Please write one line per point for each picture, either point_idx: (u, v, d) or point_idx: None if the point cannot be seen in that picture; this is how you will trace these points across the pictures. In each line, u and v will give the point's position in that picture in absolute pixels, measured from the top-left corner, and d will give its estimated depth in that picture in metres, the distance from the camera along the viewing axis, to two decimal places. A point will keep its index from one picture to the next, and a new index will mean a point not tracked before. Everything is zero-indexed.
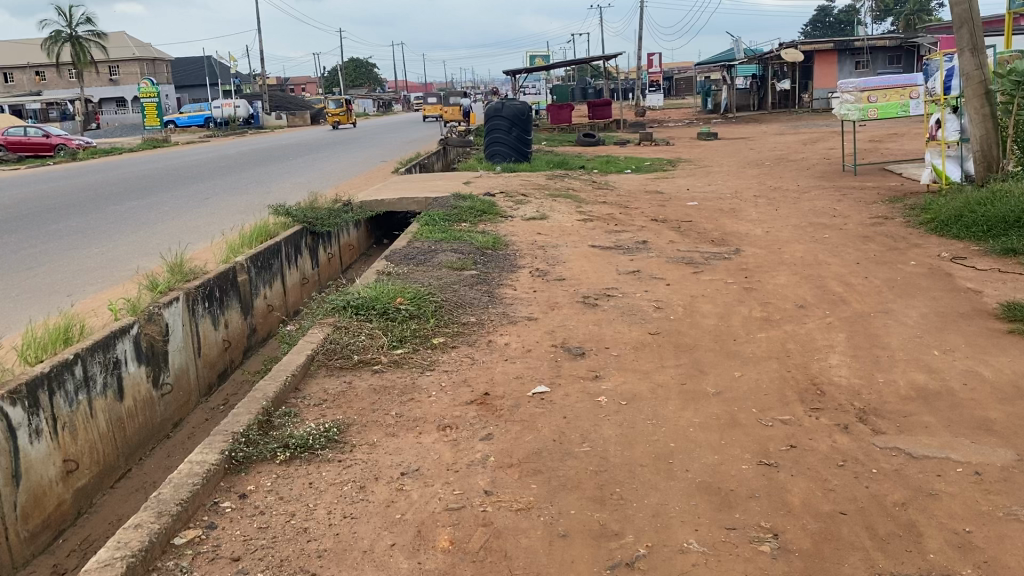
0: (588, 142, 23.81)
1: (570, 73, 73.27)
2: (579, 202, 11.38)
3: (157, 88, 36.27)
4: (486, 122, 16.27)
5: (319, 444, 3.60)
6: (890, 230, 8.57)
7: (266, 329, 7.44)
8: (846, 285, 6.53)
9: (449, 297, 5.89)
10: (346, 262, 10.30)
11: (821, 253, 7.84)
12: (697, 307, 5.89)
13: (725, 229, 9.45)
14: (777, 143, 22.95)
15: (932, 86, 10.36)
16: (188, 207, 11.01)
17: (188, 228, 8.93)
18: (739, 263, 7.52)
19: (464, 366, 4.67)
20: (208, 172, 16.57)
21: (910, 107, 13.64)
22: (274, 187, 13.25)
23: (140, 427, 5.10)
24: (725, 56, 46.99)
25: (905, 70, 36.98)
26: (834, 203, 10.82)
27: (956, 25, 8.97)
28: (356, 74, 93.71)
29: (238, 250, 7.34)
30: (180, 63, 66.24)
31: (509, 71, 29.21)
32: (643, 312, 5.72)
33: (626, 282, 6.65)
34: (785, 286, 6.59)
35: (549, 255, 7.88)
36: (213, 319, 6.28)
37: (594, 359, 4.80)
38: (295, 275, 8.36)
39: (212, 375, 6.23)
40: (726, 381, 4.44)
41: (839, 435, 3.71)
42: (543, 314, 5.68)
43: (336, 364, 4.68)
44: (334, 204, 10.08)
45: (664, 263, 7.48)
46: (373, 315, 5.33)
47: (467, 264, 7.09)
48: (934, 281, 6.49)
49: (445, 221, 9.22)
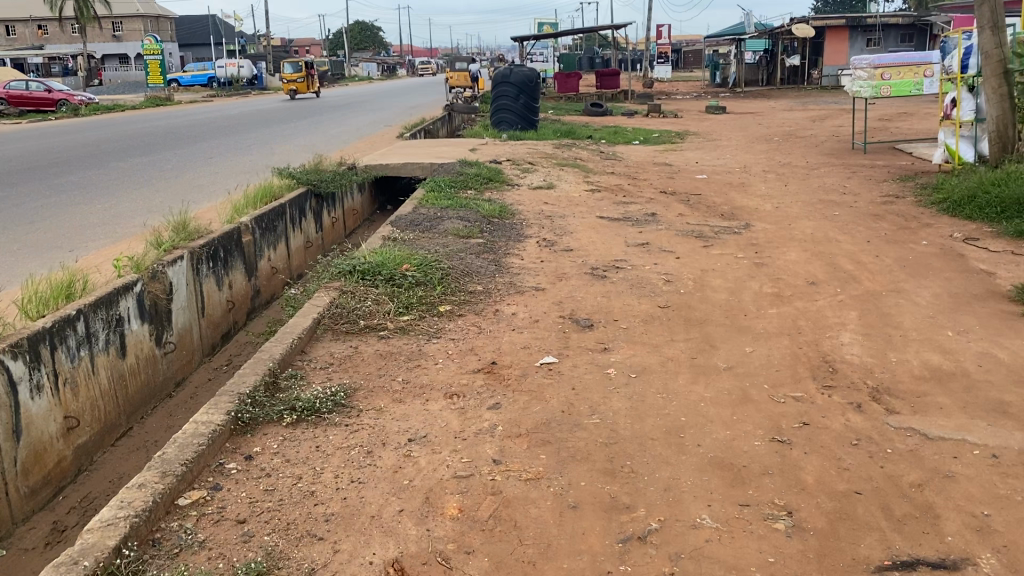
0: (595, 112, 23.62)
1: (578, 43, 72.64)
2: (586, 172, 11.27)
3: (161, 45, 35.89)
4: (493, 89, 16.08)
5: (325, 408, 3.55)
6: (902, 209, 8.48)
7: (270, 291, 7.37)
8: (857, 263, 6.45)
9: (456, 264, 5.81)
10: (350, 227, 10.21)
11: (831, 230, 7.76)
12: (707, 282, 5.82)
13: (734, 203, 9.36)
14: (785, 119, 22.75)
15: (948, 64, 10.17)
16: (191, 166, 10.89)
17: (191, 187, 8.82)
18: (749, 238, 7.43)
19: (472, 334, 4.61)
20: (211, 132, 16.41)
21: (923, 86, 13.47)
22: (278, 149, 13.11)
23: (142, 386, 5.05)
24: (735, 29, 46.51)
25: (917, 48, 36.60)
26: (844, 180, 10.72)
27: (977, 2, 8.76)
28: (361, 36, 92.50)
29: (242, 210, 7.26)
30: (184, 21, 65.61)
31: (517, 38, 28.92)
32: (652, 285, 5.65)
33: (634, 254, 6.57)
34: (796, 262, 6.51)
35: (557, 225, 7.80)
36: (216, 279, 6.21)
37: (603, 331, 4.74)
38: (298, 237, 8.28)
39: (215, 336, 6.17)
40: (738, 357, 4.38)
41: (852, 414, 3.66)
42: (552, 285, 5.61)
43: (342, 328, 4.61)
44: (339, 168, 9.96)
45: (673, 236, 7.40)
46: (379, 281, 5.25)
47: (474, 232, 7.01)
48: (946, 261, 6.42)
49: (451, 188, 9.12)
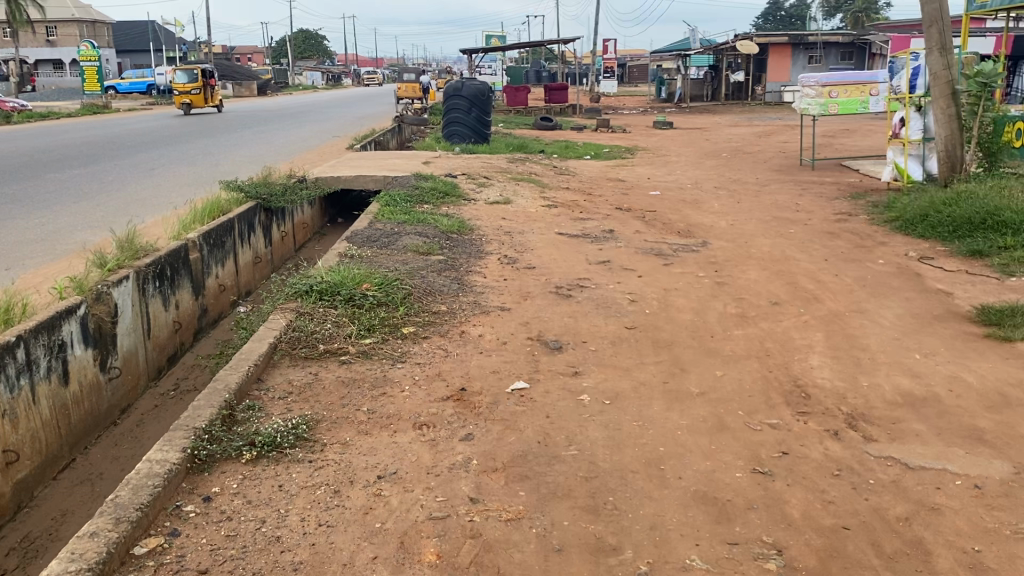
0: (545, 126, 23.65)
1: (525, 56, 72.91)
2: (541, 187, 11.19)
3: (99, 52, 34.90)
4: (444, 102, 15.95)
5: (288, 442, 3.36)
6: (856, 227, 8.56)
7: (218, 310, 7.11)
8: (818, 282, 6.46)
9: (417, 283, 5.65)
10: (300, 241, 9.95)
11: (789, 248, 7.78)
12: (672, 301, 5.74)
13: (690, 220, 9.36)
14: (732, 135, 23.00)
15: (897, 84, 10.32)
16: (133, 178, 10.52)
17: (135, 200, 8.50)
18: (708, 256, 7.40)
19: (437, 359, 4.45)
20: (153, 142, 15.95)
21: (870, 104, 13.71)
22: (224, 160, 12.78)
23: (85, 414, 4.78)
24: (681, 45, 47.19)
25: (857, 67, 37.52)
26: (796, 197, 10.83)
27: (926, 24, 8.89)
28: (307, 46, 91.38)
29: (190, 226, 6.99)
30: (123, 28, 64.13)
31: (466, 51, 28.86)
32: (617, 306, 5.56)
33: (596, 273, 6.48)
34: (757, 281, 6.49)
35: (516, 241, 7.68)
36: (163, 299, 5.95)
37: (571, 354, 4.62)
38: (248, 253, 8.01)
39: (161, 359, 5.90)
40: (709, 381, 4.30)
41: (830, 441, 3.60)
42: (516, 305, 5.48)
43: (300, 353, 4.41)
44: (289, 180, 9.71)
45: (633, 254, 7.34)
46: (337, 302, 5.06)
47: (433, 249, 6.86)
48: (904, 281, 6.46)
49: (406, 202, 8.94)
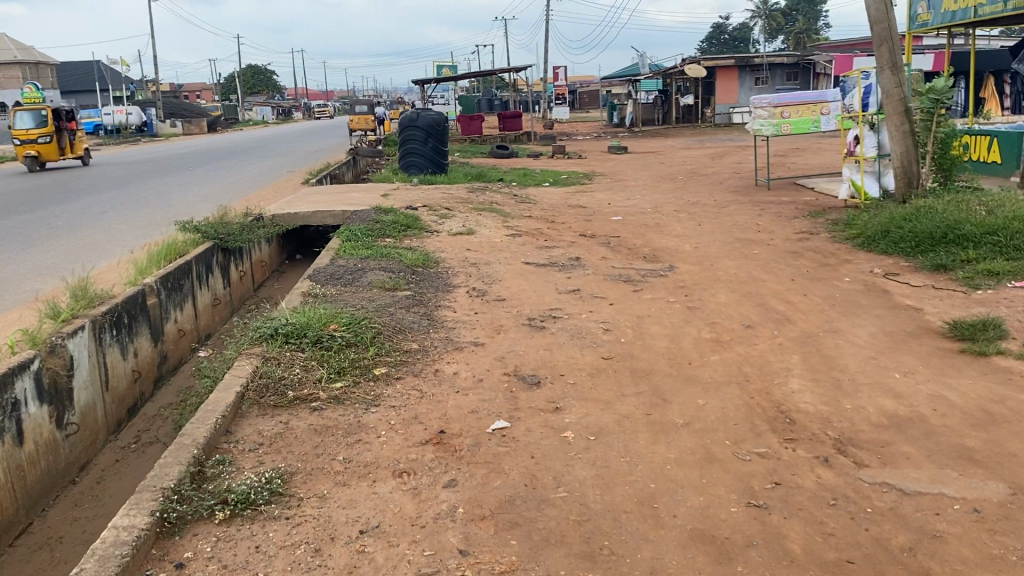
0: (501, 154, 23.69)
1: (475, 85, 73.32)
2: (503, 216, 11.12)
3: (42, 94, 34.20)
4: (400, 133, 15.86)
5: (262, 498, 3.19)
6: (819, 245, 8.61)
7: (178, 355, 6.86)
8: (788, 303, 6.44)
9: (386, 321, 5.51)
10: (259, 279, 9.73)
11: (755, 269, 7.78)
12: (646, 329, 5.66)
13: (654, 244, 9.34)
14: (687, 157, 23.27)
15: (849, 102, 10.47)
16: (83, 222, 10.22)
17: (86, 245, 8.24)
18: (676, 280, 7.36)
19: (413, 400, 4.30)
20: (102, 184, 15.58)
21: (821, 123, 13.93)
22: (177, 200, 12.51)
23: (42, 475, 4.54)
24: (630, 70, 47.83)
25: (802, 87, 38.31)
26: (756, 217, 10.90)
27: (875, 43, 9.03)
28: (256, 81, 90.87)
29: (146, 270, 6.76)
30: (67, 68, 63.17)
31: (419, 82, 28.86)
32: (591, 335, 5.47)
33: (567, 302, 6.39)
34: (728, 304, 6.46)
35: (483, 273, 7.58)
36: (121, 348, 5.72)
37: (550, 389, 4.51)
38: (206, 296, 7.78)
39: (121, 410, 5.66)
40: (693, 410, 4.20)
41: (822, 469, 3.53)
42: (489, 339, 5.36)
43: (269, 402, 4.23)
44: (246, 219, 9.50)
45: (602, 281, 7.27)
46: (304, 344, 4.89)
47: (400, 284, 6.71)
48: (872, 298, 6.48)
49: (368, 237, 8.80)
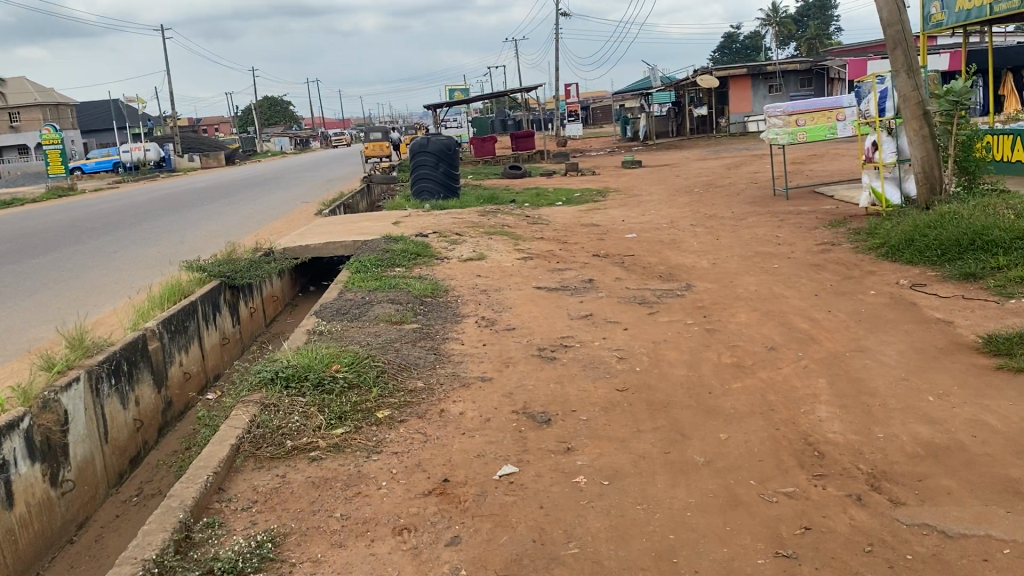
0: (515, 174, 23.54)
1: (488, 106, 73.47)
2: (515, 239, 10.91)
3: (59, 135, 34.54)
4: (411, 159, 15.73)
5: (251, 567, 2.98)
6: (841, 256, 8.32)
7: (185, 400, 6.69)
8: (811, 321, 6.17)
9: (391, 358, 5.29)
10: (270, 315, 9.57)
11: (775, 284, 7.51)
12: (662, 355, 5.41)
13: (670, 262, 9.09)
14: (702, 169, 23.00)
15: (865, 108, 10.22)
16: (92, 264, 10.14)
17: (92, 289, 8.11)
18: (694, 300, 7.10)
19: (417, 445, 4.07)
20: (116, 222, 15.57)
21: (837, 129, 13.64)
22: (188, 236, 12.44)
23: (35, 537, 4.37)
24: (642, 84, 47.67)
25: (817, 92, 37.94)
26: (775, 229, 10.63)
27: (889, 46, 8.77)
28: (271, 113, 91.60)
29: (148, 314, 6.60)
30: (86, 109, 64.04)
31: (430, 106, 28.82)
32: (605, 365, 5.23)
33: (580, 329, 6.15)
34: (748, 325, 6.19)
35: (493, 300, 7.36)
36: (120, 397, 5.55)
37: (561, 427, 4.26)
38: (213, 335, 7.62)
39: (122, 461, 5.48)
40: (714, 447, 3.95)
41: (855, 509, 3.26)
42: (498, 373, 5.12)
43: (266, 453, 4.01)
44: (255, 255, 9.36)
45: (616, 304, 7.04)
46: (306, 388, 4.67)
47: (407, 317, 6.51)
48: (900, 312, 6.19)
49: (376, 267, 8.62)
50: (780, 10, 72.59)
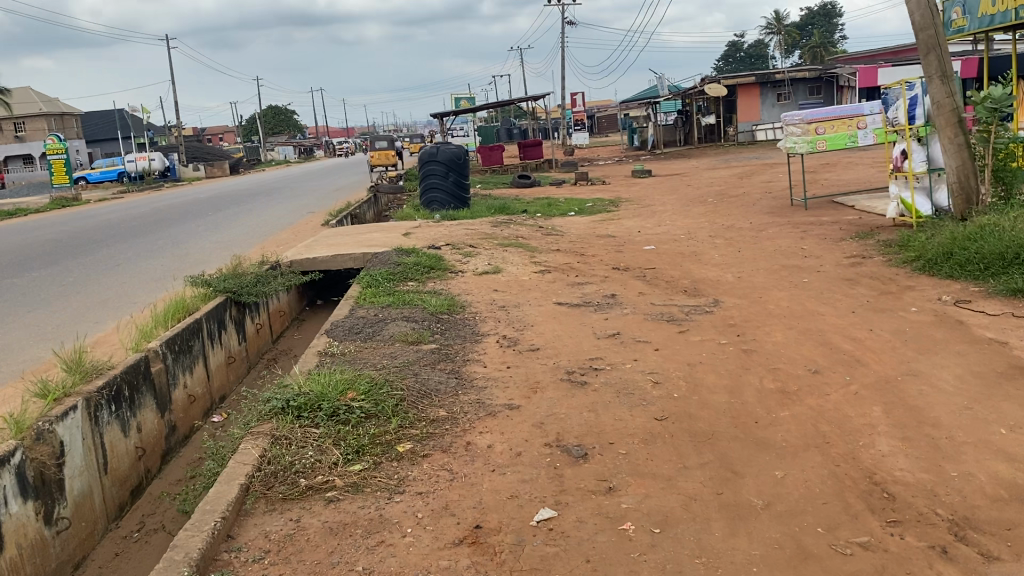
0: (524, 184, 23.24)
1: (494, 115, 73.32)
2: (530, 251, 10.57)
3: (64, 144, 34.20)
4: (420, 168, 15.40)
5: None
6: (874, 270, 7.98)
7: (188, 424, 6.34)
8: (854, 341, 5.81)
9: (410, 384, 4.94)
10: (277, 330, 9.21)
11: (809, 300, 7.16)
12: (700, 379, 5.06)
13: (694, 276, 8.74)
14: (714, 178, 22.67)
15: (892, 116, 9.88)
16: (95, 278, 9.82)
17: (93, 306, 7.77)
18: (725, 316, 6.75)
19: (443, 485, 3.72)
20: (120, 234, 15.25)
21: (858, 137, 13.29)
22: (193, 248, 12.13)
23: None
24: (649, 92, 47.42)
25: (826, 101, 37.59)
26: (799, 240, 10.27)
27: (922, 51, 8.46)
28: (275, 121, 91.49)
29: (151, 334, 6.26)
30: (91, 119, 64.01)
31: (438, 114, 28.51)
32: (640, 390, 4.87)
33: (609, 349, 5.79)
34: (787, 344, 5.83)
35: (513, 317, 7.01)
36: (121, 424, 5.20)
37: (599, 462, 3.91)
38: (219, 354, 7.29)
39: (123, 493, 5.14)
40: (771, 487, 3.60)
41: (942, 564, 2.92)
42: (525, 400, 4.76)
43: (277, 493, 3.66)
44: (261, 268, 9.01)
45: (643, 322, 6.68)
46: (319, 418, 4.32)
47: (424, 337, 6.15)
48: (948, 331, 5.84)
49: (389, 282, 8.29)
50: (785, 19, 72.39)
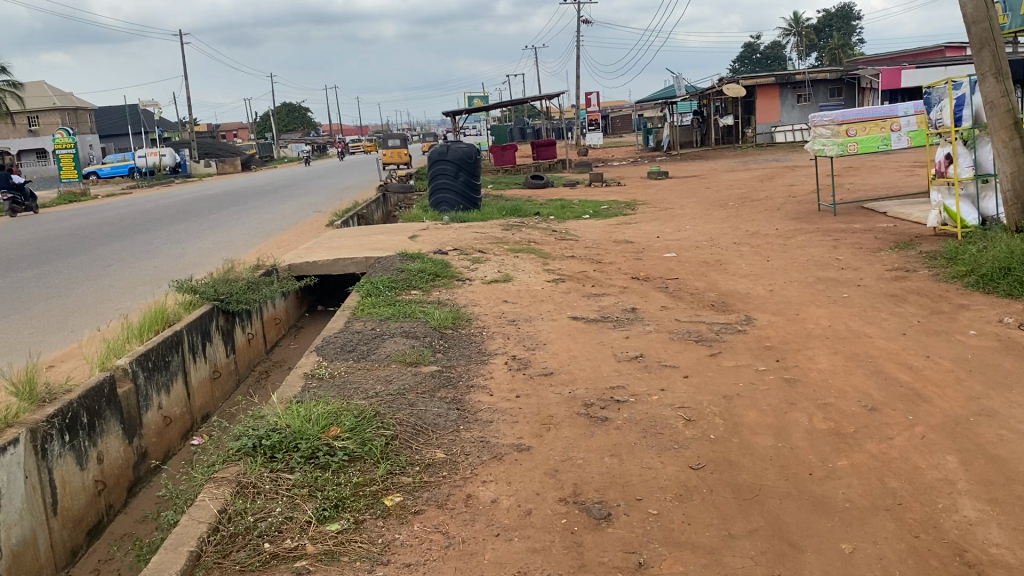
0: (537, 184, 22.62)
1: (507, 114, 72.71)
2: (543, 258, 9.92)
3: (73, 139, 33.67)
4: (430, 167, 14.73)
5: None
6: (920, 285, 7.29)
7: (161, 449, 5.71)
8: (911, 370, 5.13)
9: (404, 416, 4.28)
10: (271, 339, 8.58)
11: (851, 319, 6.48)
12: (740, 415, 4.39)
13: (720, 288, 8.06)
14: (734, 180, 21.96)
15: (936, 117, 9.17)
16: (79, 281, 9.19)
17: (69, 316, 7.15)
18: (759, 337, 6.08)
19: (435, 553, 3.06)
20: (118, 232, 14.66)
21: (891, 140, 12.55)
22: (188, 250, 11.53)
23: None
24: (665, 92, 46.68)
25: (847, 103, 36.77)
26: (832, 250, 9.58)
27: (976, 46, 7.79)
28: (289, 119, 91.27)
29: (122, 349, 5.64)
30: (103, 114, 63.78)
31: (450, 112, 27.81)
32: (669, 428, 4.20)
33: (632, 375, 5.13)
34: (833, 373, 5.15)
35: (524, 333, 6.35)
36: (77, 456, 4.57)
37: (626, 527, 3.25)
38: (203, 368, 6.66)
39: (78, 535, 4.52)
40: (839, 566, 2.95)
41: None
42: (537, 439, 4.10)
43: (237, 562, 3.01)
44: (254, 273, 8.37)
45: (668, 342, 6.00)
46: (294, 462, 3.68)
47: (424, 356, 5.50)
48: (1016, 360, 5.16)
49: (390, 290, 7.65)
50: (803, 21, 71.51)
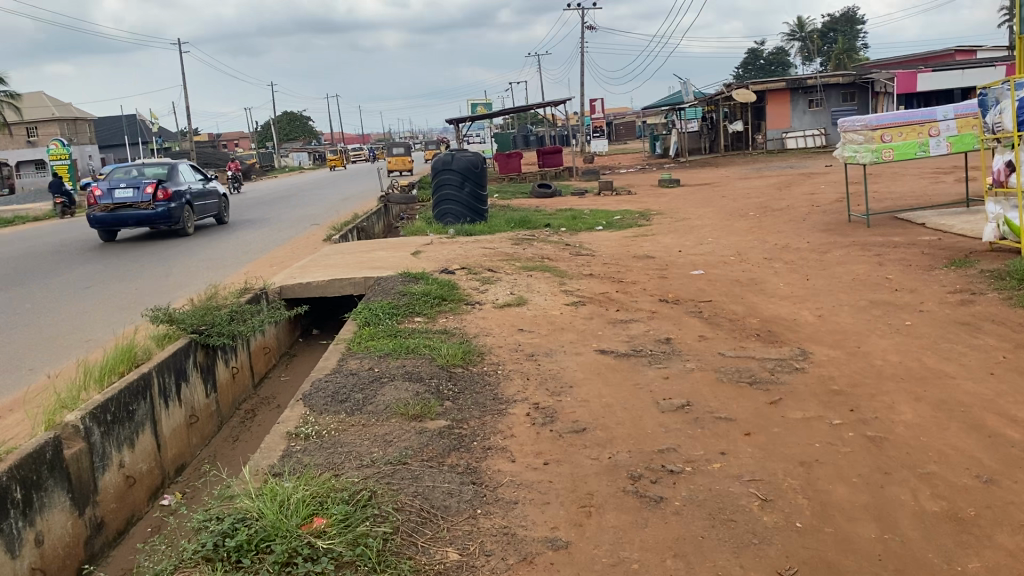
0: (545, 194, 21.78)
1: (510, 122, 71.88)
2: (559, 277, 9.07)
3: (69, 150, 32.81)
4: (433, 177, 13.88)
5: None
6: (992, 311, 6.43)
7: (123, 515, 4.86)
8: (1019, 424, 4.26)
9: (406, 499, 3.39)
10: (259, 371, 7.71)
11: (924, 352, 5.61)
12: (827, 493, 3.52)
13: (761, 312, 7.20)
14: (751, 188, 21.09)
15: (994, 121, 8.32)
16: (50, 307, 8.32)
17: (26, 354, 6.29)
18: (822, 377, 5.21)
19: None
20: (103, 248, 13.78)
21: (929, 146, 11.67)
22: (174, 270, 10.67)
23: None
24: (672, 98, 45.85)
25: (860, 108, 35.93)
26: (878, 267, 8.71)
27: None
28: (290, 127, 90.58)
29: (76, 400, 4.78)
30: (103, 125, 63.08)
31: (455, 121, 26.98)
32: (742, 514, 3.33)
33: (682, 432, 4.26)
34: (925, 428, 4.27)
35: (545, 372, 5.48)
36: (7, 541, 3.72)
37: None
38: (176, 414, 5.80)
39: None
40: None
41: None
42: (575, 531, 3.22)
43: None
44: (241, 299, 7.51)
45: (716, 383, 5.14)
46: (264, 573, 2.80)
47: (431, 407, 4.63)
48: None
49: (389, 318, 6.78)
50: (809, 26, 70.77)
